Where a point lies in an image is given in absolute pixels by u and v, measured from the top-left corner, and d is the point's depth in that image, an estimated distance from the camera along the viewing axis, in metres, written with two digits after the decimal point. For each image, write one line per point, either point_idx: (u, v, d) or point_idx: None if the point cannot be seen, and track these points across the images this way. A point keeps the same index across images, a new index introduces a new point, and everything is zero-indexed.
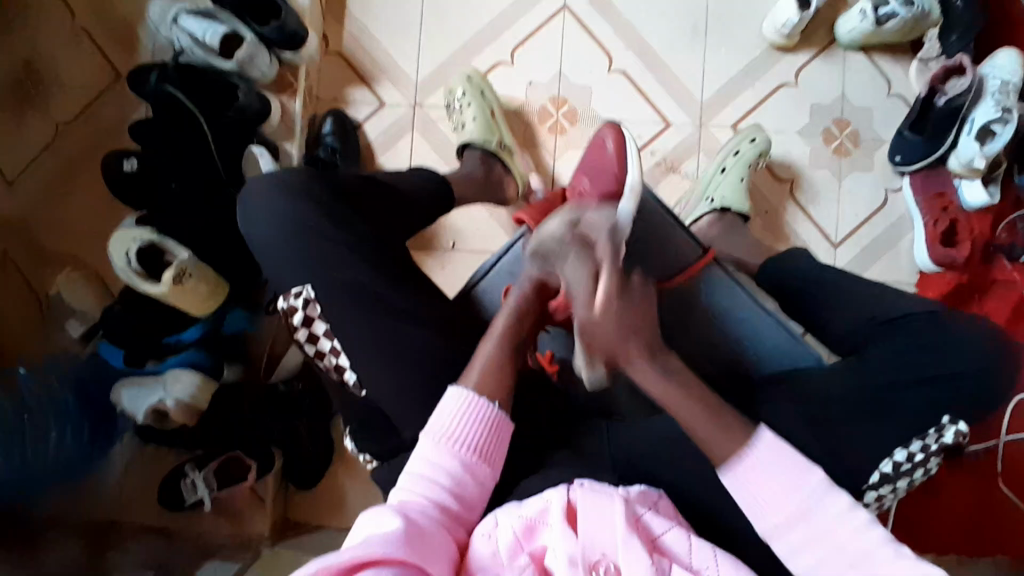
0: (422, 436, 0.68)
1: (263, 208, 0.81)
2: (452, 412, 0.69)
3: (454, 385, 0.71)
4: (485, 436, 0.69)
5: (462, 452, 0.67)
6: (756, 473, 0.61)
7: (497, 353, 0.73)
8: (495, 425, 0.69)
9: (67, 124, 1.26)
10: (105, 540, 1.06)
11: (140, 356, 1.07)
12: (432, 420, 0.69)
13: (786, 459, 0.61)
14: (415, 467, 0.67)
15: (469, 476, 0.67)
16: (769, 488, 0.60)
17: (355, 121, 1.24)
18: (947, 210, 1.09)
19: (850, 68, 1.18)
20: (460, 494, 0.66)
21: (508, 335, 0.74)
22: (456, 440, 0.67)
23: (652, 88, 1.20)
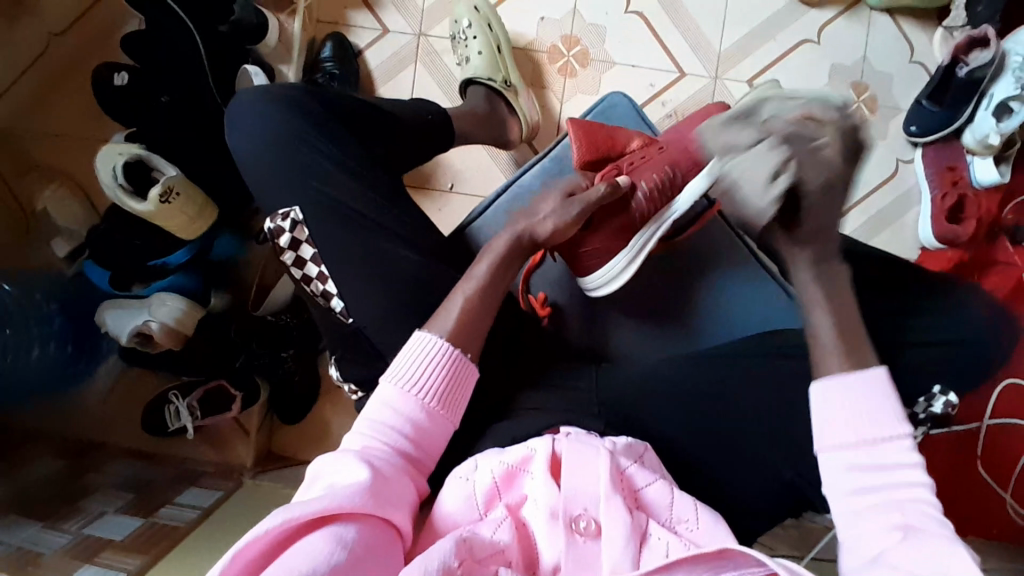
0: (382, 379, 0.65)
1: (261, 125, 0.79)
2: (418, 357, 0.66)
3: (421, 330, 0.68)
4: (447, 384, 0.66)
5: (425, 399, 0.64)
6: (854, 407, 0.58)
7: (472, 302, 0.70)
8: (460, 372, 0.67)
9: (59, 35, 1.19)
10: (86, 460, 1.07)
11: (130, 277, 1.04)
12: (394, 362, 0.66)
13: (882, 398, 0.58)
14: (373, 411, 0.64)
15: (431, 422, 0.64)
16: (854, 426, 0.57)
17: (357, 47, 1.20)
18: (956, 185, 1.06)
19: (874, 29, 1.13)
20: (423, 440, 0.64)
21: (488, 284, 0.71)
22: (418, 386, 0.65)
23: (666, 32, 1.16)
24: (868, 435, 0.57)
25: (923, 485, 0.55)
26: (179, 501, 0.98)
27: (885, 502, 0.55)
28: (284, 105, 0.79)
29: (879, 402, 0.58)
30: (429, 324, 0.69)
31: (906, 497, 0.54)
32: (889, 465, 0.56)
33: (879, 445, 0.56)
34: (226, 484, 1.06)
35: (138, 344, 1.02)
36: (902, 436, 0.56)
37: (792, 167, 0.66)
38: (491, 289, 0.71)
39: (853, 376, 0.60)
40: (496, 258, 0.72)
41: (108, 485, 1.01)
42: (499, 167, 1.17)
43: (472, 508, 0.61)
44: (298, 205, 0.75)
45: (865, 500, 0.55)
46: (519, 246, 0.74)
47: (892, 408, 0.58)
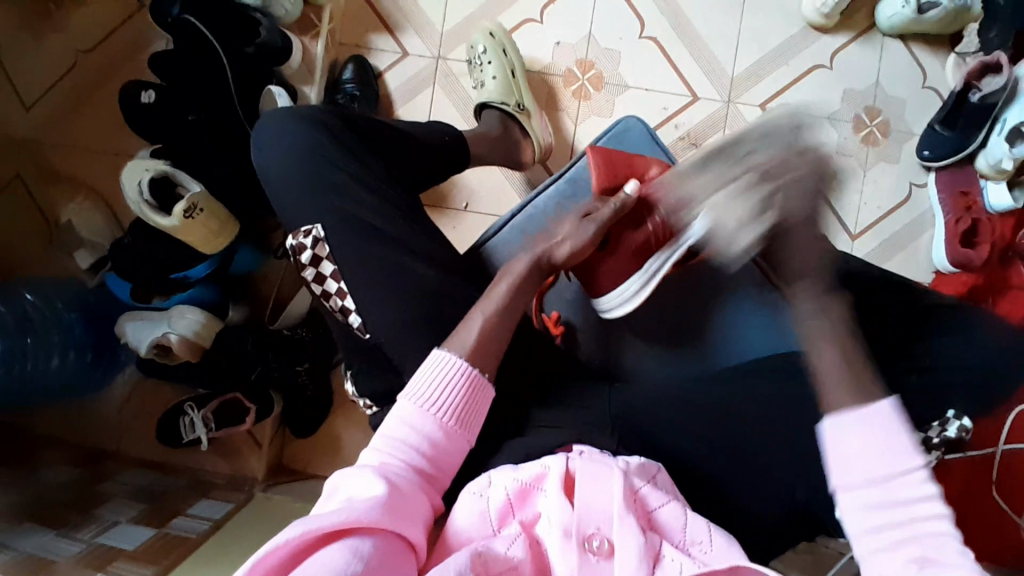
0: (400, 396, 0.66)
1: (285, 143, 0.81)
2: (433, 375, 0.67)
3: (439, 349, 0.69)
4: (462, 402, 0.66)
5: (442, 417, 0.65)
6: (866, 445, 0.57)
7: (486, 328, 0.71)
8: (475, 390, 0.67)
9: (86, 53, 1.24)
10: (102, 469, 1.08)
11: (150, 290, 1.07)
12: (413, 380, 0.67)
13: (895, 433, 0.57)
14: (392, 428, 0.64)
15: (448, 440, 0.65)
16: (864, 463, 0.57)
17: (377, 69, 1.23)
18: (970, 210, 1.06)
19: (886, 55, 1.15)
20: (440, 458, 0.64)
21: (508, 305, 0.73)
22: (435, 405, 0.65)
23: (679, 57, 1.18)
24: (881, 470, 0.56)
25: (940, 519, 0.54)
26: (192, 512, 0.98)
27: (905, 537, 0.54)
28: (307, 124, 0.81)
29: (890, 440, 0.57)
30: (448, 343, 0.70)
31: (926, 529, 0.54)
32: (907, 500, 0.55)
33: (893, 481, 0.56)
34: (238, 497, 1.06)
35: (157, 355, 1.04)
36: (915, 467, 0.56)
37: (772, 215, 0.71)
38: (506, 313, 0.72)
39: (855, 413, 0.59)
40: (513, 282, 0.74)
41: (123, 494, 1.02)
42: (514, 187, 1.19)
43: (485, 523, 0.61)
44: (319, 223, 0.77)
45: (883, 538, 0.55)
46: (535, 270, 0.76)
47: (901, 440, 0.57)
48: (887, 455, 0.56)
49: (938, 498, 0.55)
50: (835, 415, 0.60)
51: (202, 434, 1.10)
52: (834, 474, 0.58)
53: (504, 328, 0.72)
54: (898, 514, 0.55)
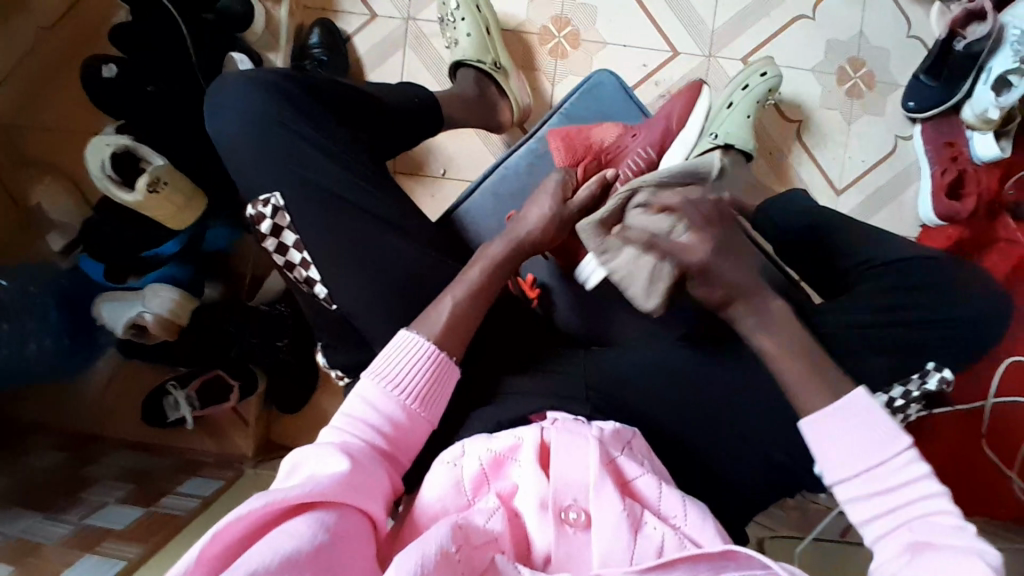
0: (364, 373, 0.66)
1: (240, 112, 0.78)
2: (399, 356, 0.66)
3: (407, 329, 0.68)
4: (427, 383, 0.66)
5: (404, 398, 0.65)
6: (864, 460, 0.59)
7: (461, 307, 0.69)
8: (441, 372, 0.67)
9: (46, 30, 1.19)
10: (87, 452, 1.08)
11: (122, 269, 1.04)
12: (376, 359, 0.67)
13: (877, 421, 0.60)
14: (352, 407, 0.64)
15: (410, 422, 0.65)
16: (872, 476, 0.58)
17: (345, 33, 1.18)
18: (955, 160, 1.04)
19: (870, 2, 1.11)
20: (398, 441, 0.64)
21: (480, 288, 0.71)
22: (396, 385, 0.65)
23: (658, 11, 1.14)
24: (877, 468, 0.58)
25: (937, 495, 0.57)
26: (180, 491, 0.98)
27: (897, 521, 0.57)
28: (265, 92, 0.78)
29: (875, 424, 0.60)
30: (415, 324, 0.69)
31: (923, 504, 0.57)
32: (898, 484, 0.58)
33: (888, 467, 0.58)
34: (227, 474, 1.06)
35: (134, 336, 1.03)
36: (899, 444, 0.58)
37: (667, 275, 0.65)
38: (481, 292, 0.71)
39: (840, 406, 0.61)
40: (489, 262, 0.73)
41: (110, 476, 1.01)
42: (491, 150, 1.16)
43: (460, 493, 0.61)
44: (279, 191, 0.75)
45: (878, 526, 0.58)
46: (513, 252, 0.74)
47: (878, 415, 0.60)
48: (873, 440, 0.59)
49: (931, 476, 0.58)
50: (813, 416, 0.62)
51: (186, 413, 1.09)
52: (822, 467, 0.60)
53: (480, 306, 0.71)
54: (900, 505, 0.57)
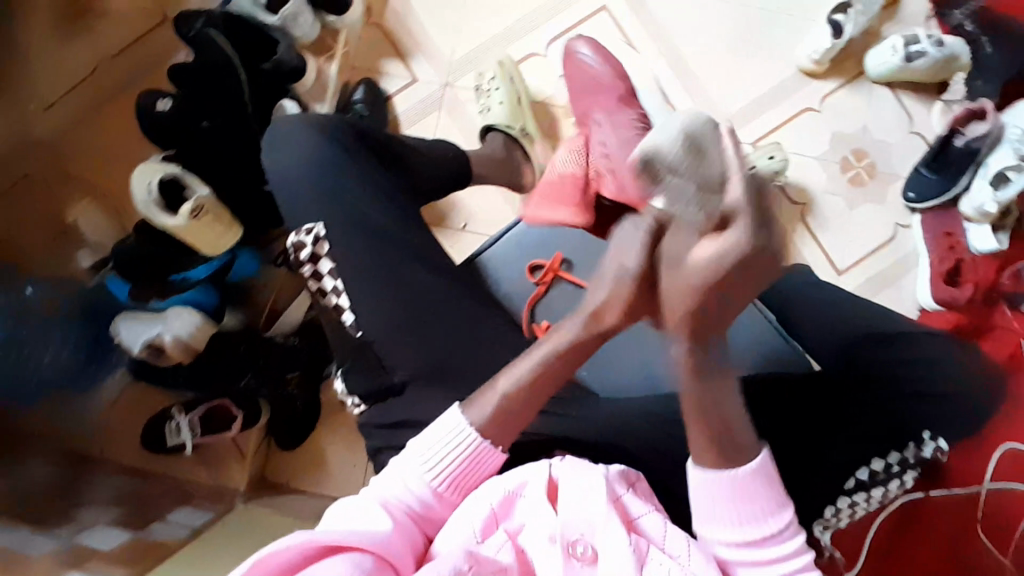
0: (403, 450, 0.65)
1: (292, 146, 0.84)
2: (441, 439, 0.64)
3: (462, 407, 0.66)
4: (463, 468, 0.64)
5: (441, 481, 0.63)
6: (725, 490, 0.61)
7: (524, 381, 0.66)
8: (479, 459, 0.65)
9: (109, 60, 1.28)
10: (83, 470, 1.07)
11: (148, 292, 1.06)
12: (417, 437, 0.65)
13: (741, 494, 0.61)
14: (385, 481, 0.63)
15: (441, 507, 0.63)
16: (734, 505, 0.61)
17: (386, 93, 1.28)
18: (954, 249, 1.11)
19: (874, 101, 1.21)
20: (429, 518, 0.63)
21: (538, 386, 0.66)
22: (436, 469, 0.63)
23: (676, 94, 1.23)
24: (739, 494, 0.61)
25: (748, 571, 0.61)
26: (171, 518, 0.97)
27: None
28: (318, 130, 0.84)
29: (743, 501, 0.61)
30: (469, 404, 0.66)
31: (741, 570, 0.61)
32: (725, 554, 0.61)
33: (746, 484, 0.61)
34: (218, 507, 1.05)
35: (150, 356, 1.06)
36: (752, 459, 0.61)
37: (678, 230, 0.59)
38: (537, 390, 0.66)
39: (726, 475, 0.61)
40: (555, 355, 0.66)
41: (104, 498, 1.00)
42: (511, 209, 1.23)
43: (470, 532, 0.60)
44: (322, 222, 0.80)
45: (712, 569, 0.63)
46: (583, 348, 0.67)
47: (744, 443, 0.62)
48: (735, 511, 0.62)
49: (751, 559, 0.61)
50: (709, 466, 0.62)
51: (187, 438, 1.10)
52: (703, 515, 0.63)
53: (546, 389, 0.67)
54: (765, 527, 0.62)
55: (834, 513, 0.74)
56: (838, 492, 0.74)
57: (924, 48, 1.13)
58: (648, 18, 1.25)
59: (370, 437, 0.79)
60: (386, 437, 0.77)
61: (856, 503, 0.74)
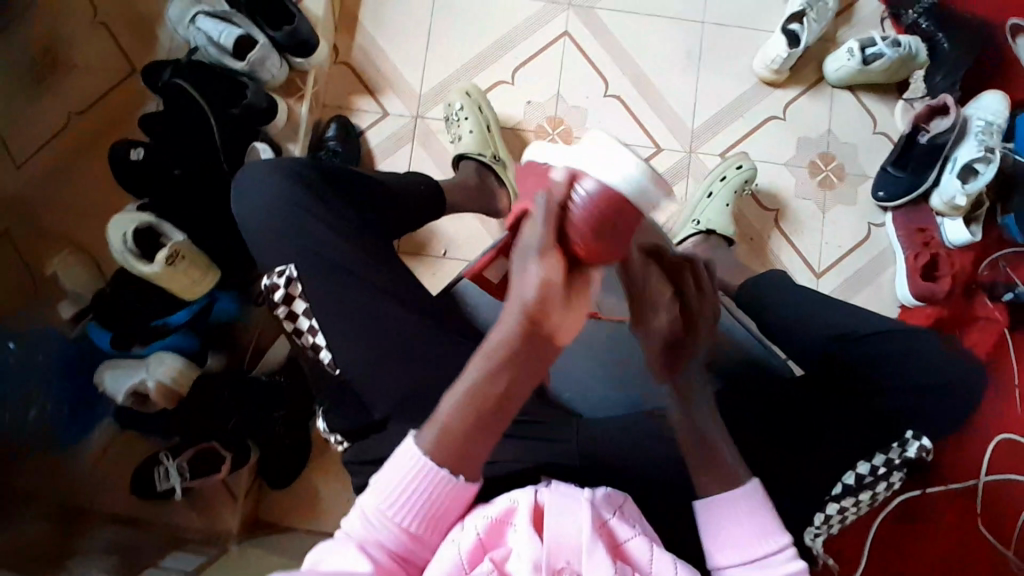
0: (370, 487, 0.64)
1: (260, 188, 0.85)
2: (405, 472, 0.63)
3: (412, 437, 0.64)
4: (434, 503, 0.63)
5: (412, 520, 0.62)
6: (719, 514, 0.65)
7: (462, 415, 0.60)
8: (449, 495, 0.63)
9: (79, 114, 1.28)
10: (71, 524, 1.05)
11: (129, 338, 1.05)
12: (381, 473, 0.64)
13: (742, 509, 0.65)
14: (356, 522, 0.63)
15: (419, 546, 0.63)
16: (734, 529, 0.65)
17: (359, 129, 1.29)
18: (928, 246, 1.12)
19: (837, 104, 1.23)
20: (409, 558, 0.63)
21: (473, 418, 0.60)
22: (397, 506, 0.62)
23: (642, 112, 1.25)
24: (732, 516, 0.65)
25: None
26: (164, 564, 0.96)
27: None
28: (286, 171, 0.85)
29: (744, 512, 0.65)
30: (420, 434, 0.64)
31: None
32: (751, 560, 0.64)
33: (738, 509, 0.65)
34: (212, 550, 1.04)
35: (135, 403, 1.07)
36: (740, 485, 0.66)
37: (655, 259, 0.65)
38: (478, 425, 0.61)
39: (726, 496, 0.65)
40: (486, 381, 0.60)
41: (93, 549, 0.98)
42: (490, 234, 1.24)
43: (456, 563, 0.59)
44: (294, 263, 0.80)
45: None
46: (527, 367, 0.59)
47: (730, 469, 0.66)
48: (747, 526, 0.64)
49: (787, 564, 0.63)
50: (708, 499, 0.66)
51: (176, 483, 1.09)
52: (717, 538, 0.65)
53: (485, 432, 0.61)
54: (761, 547, 0.64)
55: (823, 520, 0.75)
56: (827, 498, 0.75)
57: (880, 50, 1.14)
58: (610, 40, 1.28)
59: (354, 473, 0.79)
60: (370, 472, 0.77)
61: (845, 509, 0.75)
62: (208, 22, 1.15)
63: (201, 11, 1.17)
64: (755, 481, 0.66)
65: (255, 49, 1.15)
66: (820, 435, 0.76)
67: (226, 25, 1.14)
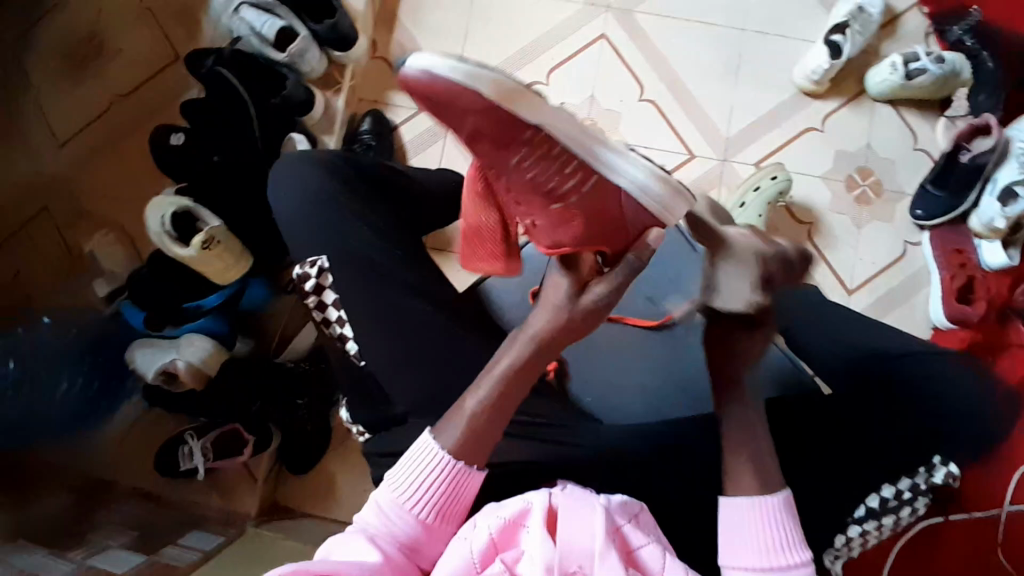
0: (383, 481, 0.66)
1: (297, 179, 0.87)
2: (416, 466, 0.66)
3: (430, 432, 0.67)
4: (445, 496, 0.65)
5: (424, 513, 0.64)
6: (751, 516, 0.65)
7: (490, 402, 0.67)
8: (458, 487, 0.66)
9: (122, 97, 1.31)
10: (97, 497, 1.08)
11: (161, 321, 1.09)
12: (394, 470, 0.67)
13: (767, 516, 0.65)
14: (368, 515, 0.65)
15: (430, 540, 0.65)
16: (756, 532, 0.65)
17: (392, 123, 1.31)
18: (964, 267, 1.10)
19: (877, 119, 1.21)
20: (419, 551, 0.64)
21: (498, 407, 0.67)
22: (415, 497, 0.65)
23: (677, 118, 1.24)
24: (765, 519, 0.65)
25: None
26: (183, 543, 0.98)
27: None
28: (324, 162, 0.87)
29: (768, 521, 0.65)
30: (438, 429, 0.68)
31: None
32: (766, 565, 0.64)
33: (773, 513, 0.65)
34: (227, 532, 1.05)
35: (163, 381, 1.08)
36: (779, 490, 0.67)
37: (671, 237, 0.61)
38: (498, 412, 0.67)
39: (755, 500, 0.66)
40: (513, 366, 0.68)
41: (117, 523, 1.01)
42: None
43: (467, 561, 0.60)
44: (325, 254, 0.82)
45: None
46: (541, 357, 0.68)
47: (772, 476, 0.67)
48: (769, 534, 0.65)
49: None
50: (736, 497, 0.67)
51: (199, 463, 1.12)
52: (735, 538, 0.66)
53: (500, 413, 0.67)
54: (785, 556, 0.64)
55: (843, 543, 0.74)
56: (849, 521, 0.74)
57: (924, 65, 1.12)
58: (647, 44, 1.27)
59: (374, 464, 0.80)
60: (388, 465, 0.78)
61: (868, 532, 0.74)
62: (252, 13, 1.17)
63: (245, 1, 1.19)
64: (789, 491, 0.67)
65: (295, 41, 1.17)
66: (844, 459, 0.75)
67: (268, 16, 1.16)
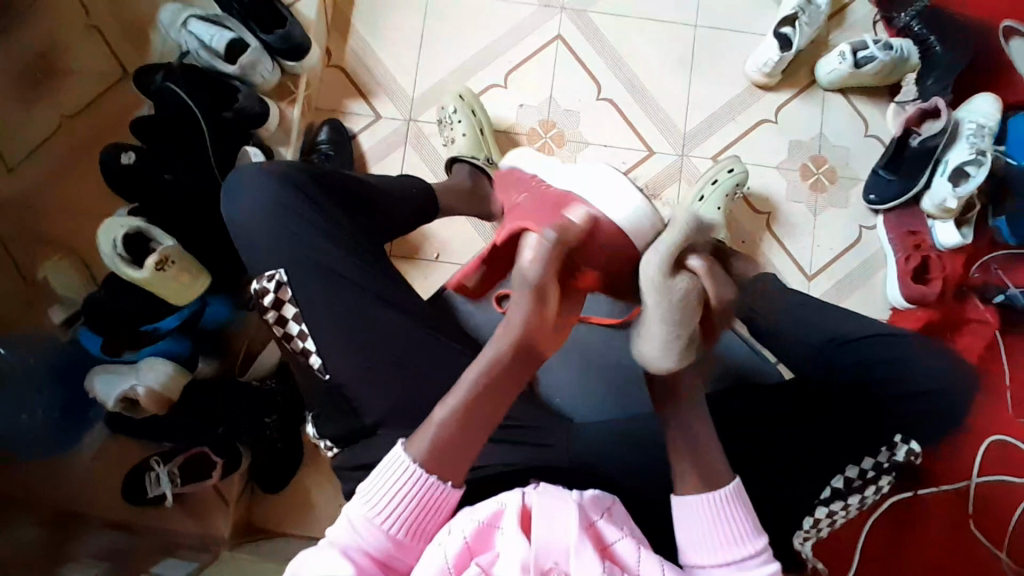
0: (354, 494, 0.64)
1: (250, 192, 0.85)
2: (389, 481, 0.63)
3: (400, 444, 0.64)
4: (418, 512, 0.63)
5: (394, 528, 0.62)
6: (707, 515, 0.64)
7: (457, 416, 0.62)
8: (434, 502, 0.63)
9: (71, 117, 1.28)
10: (62, 530, 1.04)
11: (120, 344, 1.05)
12: (366, 482, 0.64)
13: (718, 511, 0.64)
14: (337, 533, 0.62)
15: (402, 553, 0.62)
16: (712, 530, 0.64)
17: (351, 132, 1.29)
18: (919, 248, 1.12)
19: (828, 108, 1.23)
20: (391, 566, 0.62)
21: (464, 422, 0.62)
22: (387, 512, 0.62)
23: (635, 115, 1.25)
24: (719, 514, 0.64)
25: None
26: (155, 571, 0.95)
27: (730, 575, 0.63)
28: (276, 174, 0.85)
29: (722, 517, 0.64)
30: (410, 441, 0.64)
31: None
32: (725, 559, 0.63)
33: (723, 508, 0.64)
34: (202, 557, 1.03)
35: (124, 408, 1.05)
36: (726, 483, 0.65)
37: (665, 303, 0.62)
38: (464, 425, 0.62)
39: (704, 497, 0.64)
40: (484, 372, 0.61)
41: (86, 554, 0.98)
42: (483, 236, 1.24)
43: (441, 567, 0.59)
44: (283, 268, 0.81)
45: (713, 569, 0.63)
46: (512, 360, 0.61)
47: (724, 477, 0.66)
48: (726, 531, 0.63)
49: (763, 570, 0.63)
50: (685, 495, 0.65)
51: (166, 488, 1.08)
52: (691, 539, 0.64)
53: (473, 429, 0.63)
54: (743, 549, 0.63)
55: (811, 525, 0.76)
56: (815, 502, 0.75)
57: (872, 53, 1.15)
58: (602, 42, 1.28)
59: (346, 479, 0.79)
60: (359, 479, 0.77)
61: (835, 512, 0.75)
62: (201, 27, 1.15)
63: (194, 15, 1.17)
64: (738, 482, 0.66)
65: (246, 53, 1.15)
66: (809, 443, 0.76)
67: (219, 30, 1.15)
